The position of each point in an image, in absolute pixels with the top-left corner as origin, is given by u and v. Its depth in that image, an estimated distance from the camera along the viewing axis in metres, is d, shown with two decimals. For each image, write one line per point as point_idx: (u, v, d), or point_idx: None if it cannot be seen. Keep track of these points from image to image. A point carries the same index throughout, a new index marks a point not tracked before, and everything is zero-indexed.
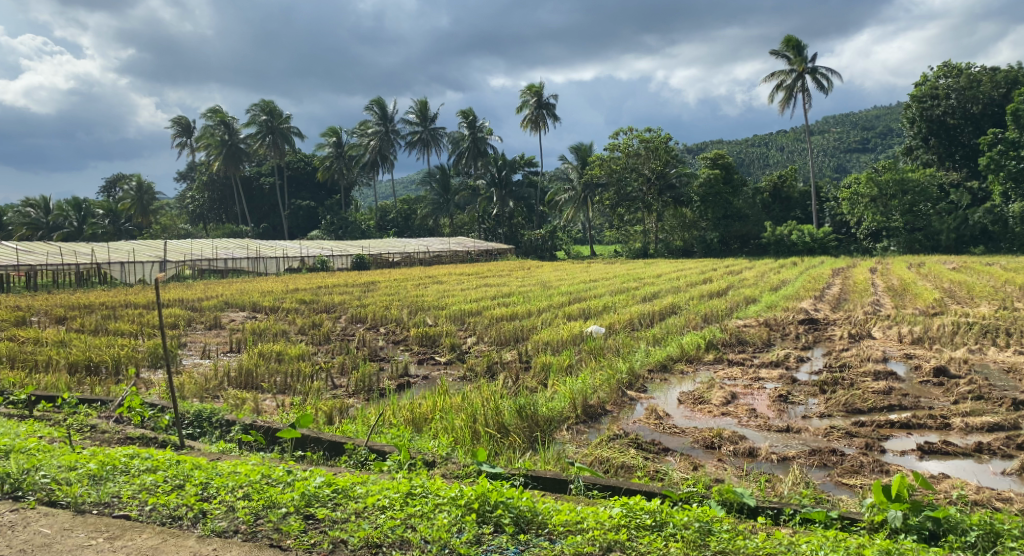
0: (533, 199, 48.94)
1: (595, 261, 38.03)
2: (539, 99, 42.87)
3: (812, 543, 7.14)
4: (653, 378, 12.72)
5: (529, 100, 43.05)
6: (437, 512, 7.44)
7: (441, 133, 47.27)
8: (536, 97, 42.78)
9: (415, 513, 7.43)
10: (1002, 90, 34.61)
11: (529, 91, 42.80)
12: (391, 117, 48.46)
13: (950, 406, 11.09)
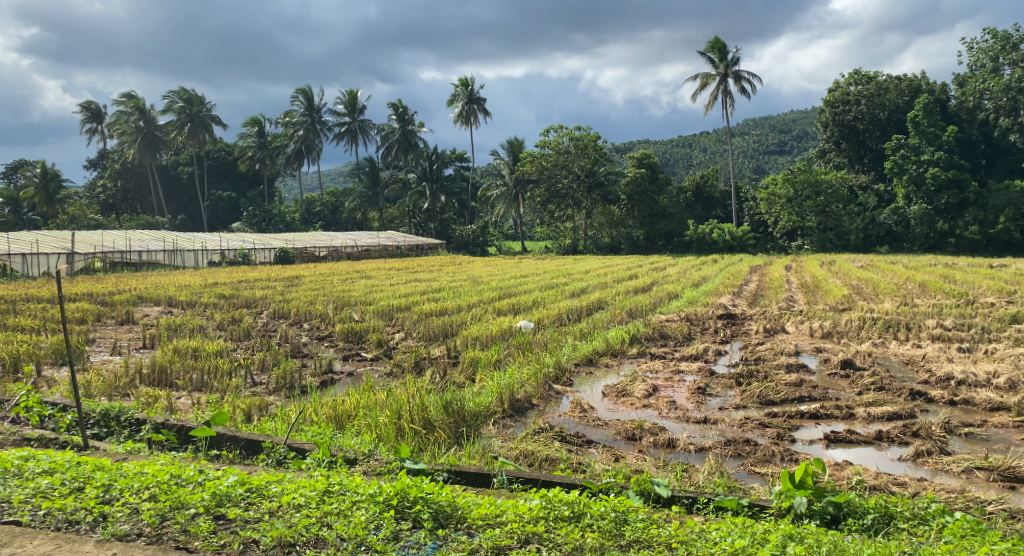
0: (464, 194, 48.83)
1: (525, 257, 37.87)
2: (469, 94, 42.69)
3: (721, 529, 7.37)
4: (579, 372, 12.91)
5: (460, 93, 42.86)
6: (355, 509, 7.40)
7: (369, 124, 46.73)
8: (467, 92, 42.68)
9: (332, 511, 7.38)
10: (906, 98, 36.32)
11: (460, 85, 42.58)
12: (317, 108, 47.45)
13: (855, 397, 11.60)
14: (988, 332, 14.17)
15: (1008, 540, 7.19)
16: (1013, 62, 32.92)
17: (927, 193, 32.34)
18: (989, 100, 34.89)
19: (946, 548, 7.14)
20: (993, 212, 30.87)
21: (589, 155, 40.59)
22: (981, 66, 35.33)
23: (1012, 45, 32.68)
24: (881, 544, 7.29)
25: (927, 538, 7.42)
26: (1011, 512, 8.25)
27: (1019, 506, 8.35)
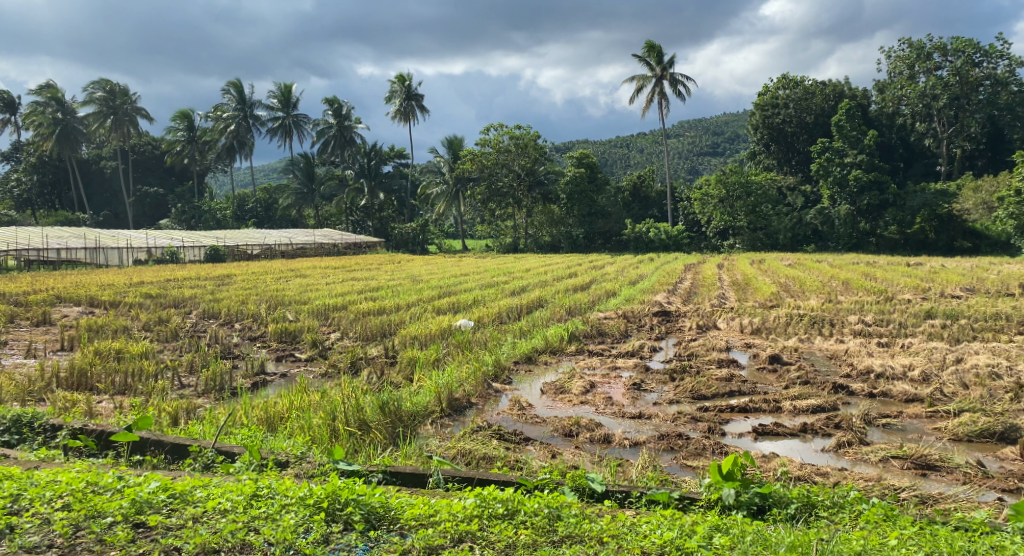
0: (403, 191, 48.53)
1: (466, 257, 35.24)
2: (407, 90, 42.39)
3: (651, 523, 7.49)
4: (518, 371, 12.90)
5: (397, 90, 42.50)
6: (284, 513, 7.31)
7: (303, 119, 45.96)
8: (404, 88, 42.28)
9: (260, 515, 7.27)
10: (832, 102, 37.51)
11: (396, 82, 42.22)
12: (249, 102, 46.56)
13: (782, 390, 11.94)
14: (905, 327, 14.73)
15: (920, 525, 7.46)
16: (927, 70, 34.26)
17: (849, 194, 33.43)
18: (907, 107, 35.69)
19: (863, 532, 7.38)
20: (910, 212, 32.12)
21: (529, 154, 40.37)
22: (899, 73, 35.90)
23: (927, 53, 33.94)
24: (801, 532, 7.46)
25: (846, 524, 7.67)
26: (922, 497, 8.59)
27: (931, 492, 8.69)
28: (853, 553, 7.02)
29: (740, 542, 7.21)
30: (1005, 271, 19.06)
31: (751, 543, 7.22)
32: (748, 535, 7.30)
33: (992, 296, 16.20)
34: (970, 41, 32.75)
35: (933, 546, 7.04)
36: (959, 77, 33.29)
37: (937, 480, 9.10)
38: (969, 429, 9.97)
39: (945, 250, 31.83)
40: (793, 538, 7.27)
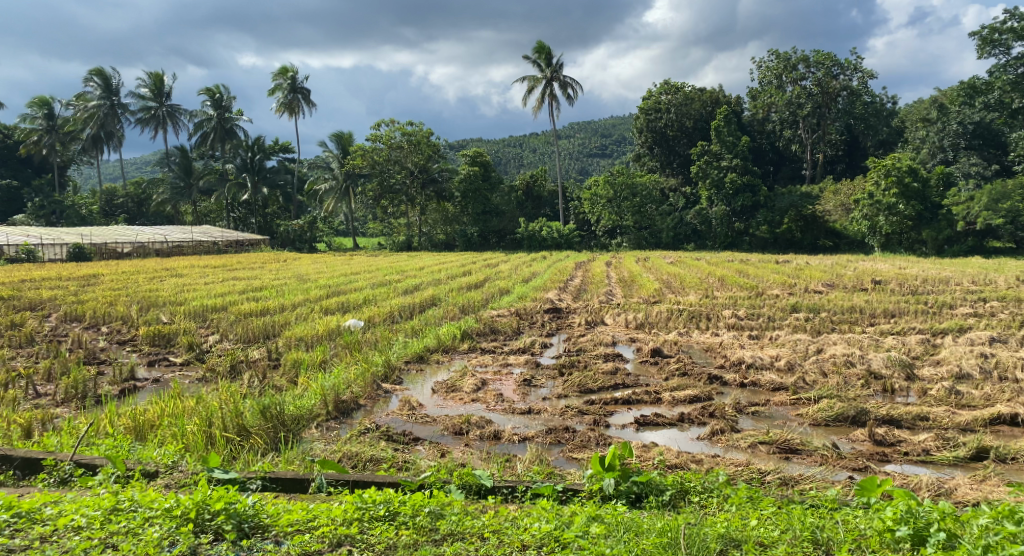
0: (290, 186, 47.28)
1: (355, 257, 34.01)
2: (292, 83, 41.40)
3: (531, 515, 7.70)
4: (408, 370, 12.84)
5: (281, 83, 41.50)
6: (147, 527, 7.23)
7: (178, 111, 44.21)
8: (291, 82, 41.34)
9: (118, 530, 7.18)
10: (708, 109, 39.37)
11: (280, 75, 41.20)
12: (115, 90, 44.03)
13: (662, 382, 12.45)
14: (773, 320, 15.63)
15: (780, 504, 7.92)
16: (794, 80, 36.22)
17: (726, 196, 34.97)
18: (776, 114, 37.47)
19: (727, 513, 7.82)
20: (779, 213, 34.05)
21: (422, 151, 39.94)
22: (768, 83, 37.61)
23: (792, 65, 35.90)
24: (671, 516, 7.78)
25: (714, 506, 8.05)
26: (784, 480, 9.19)
27: (793, 474, 9.28)
28: (718, 536, 7.43)
29: (615, 530, 7.51)
30: (861, 268, 20.49)
31: (624, 531, 7.51)
32: (621, 523, 7.59)
33: (850, 291, 17.37)
34: (829, 54, 34.81)
35: (790, 522, 7.51)
36: (820, 88, 35.34)
37: (798, 463, 9.70)
38: (827, 414, 10.62)
39: (810, 248, 33.75)
40: (664, 523, 7.60)
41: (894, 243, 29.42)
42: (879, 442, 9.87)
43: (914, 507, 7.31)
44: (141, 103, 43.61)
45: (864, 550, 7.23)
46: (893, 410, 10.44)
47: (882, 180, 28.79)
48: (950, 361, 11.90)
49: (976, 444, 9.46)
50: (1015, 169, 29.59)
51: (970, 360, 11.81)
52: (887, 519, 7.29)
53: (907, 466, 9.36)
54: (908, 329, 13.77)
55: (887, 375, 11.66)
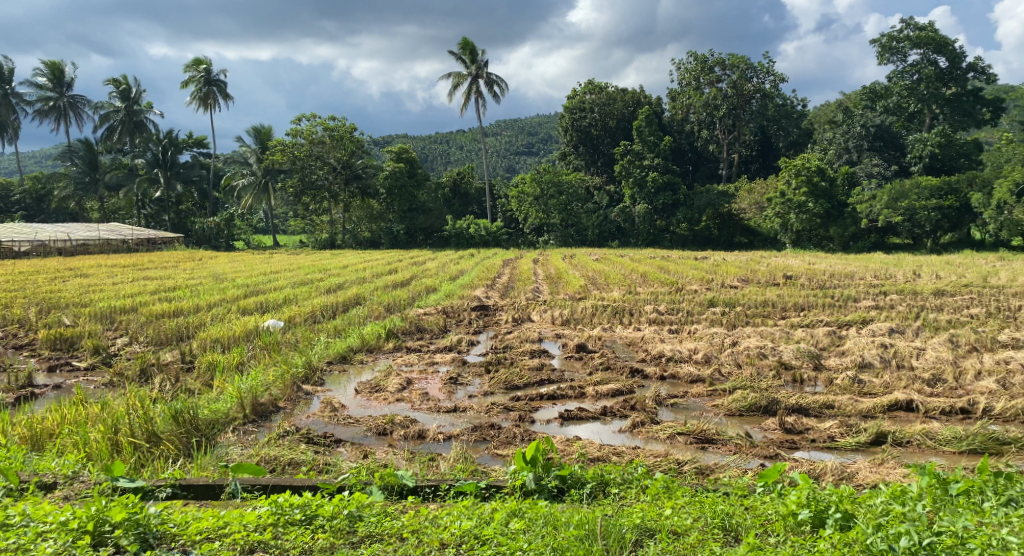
0: (205, 182, 46.05)
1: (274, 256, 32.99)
2: (207, 76, 40.14)
3: (451, 514, 7.81)
4: (331, 370, 12.71)
5: (196, 75, 40.14)
6: (40, 542, 7.14)
7: (80, 102, 42.58)
8: (204, 75, 39.93)
9: (11, 546, 7.09)
10: (631, 109, 40.10)
11: (195, 66, 39.85)
12: (9, 78, 42.08)
13: (586, 377, 12.69)
14: (692, 314, 16.11)
15: (692, 492, 8.20)
16: (710, 83, 37.22)
17: (648, 195, 35.62)
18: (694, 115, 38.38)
19: (641, 503, 8.08)
20: (697, 211, 35.02)
21: (345, 146, 39.21)
22: (687, 84, 38.47)
23: (709, 67, 36.87)
24: (588, 509, 7.98)
25: (631, 497, 8.28)
26: (700, 469, 9.53)
27: (709, 464, 9.63)
28: (634, 525, 7.67)
29: (533, 525, 7.67)
30: (773, 263, 21.27)
31: (543, 525, 7.68)
32: (540, 517, 7.76)
33: (763, 286, 18.01)
34: (744, 57, 35.94)
35: (701, 511, 7.79)
36: (735, 90, 36.50)
37: (714, 452, 10.06)
38: (741, 404, 11.04)
39: (725, 245, 35.36)
40: (581, 515, 7.80)
41: (804, 239, 30.66)
42: (789, 430, 10.32)
43: (815, 493, 7.67)
44: (40, 93, 41.72)
45: (769, 534, 7.55)
46: (801, 399, 10.92)
47: (792, 180, 29.83)
48: (853, 352, 12.51)
49: (875, 430, 9.97)
50: (912, 170, 31.09)
51: (871, 350, 12.44)
52: (790, 504, 7.64)
53: (815, 453, 9.81)
54: (816, 321, 14.41)
55: (796, 366, 12.20)
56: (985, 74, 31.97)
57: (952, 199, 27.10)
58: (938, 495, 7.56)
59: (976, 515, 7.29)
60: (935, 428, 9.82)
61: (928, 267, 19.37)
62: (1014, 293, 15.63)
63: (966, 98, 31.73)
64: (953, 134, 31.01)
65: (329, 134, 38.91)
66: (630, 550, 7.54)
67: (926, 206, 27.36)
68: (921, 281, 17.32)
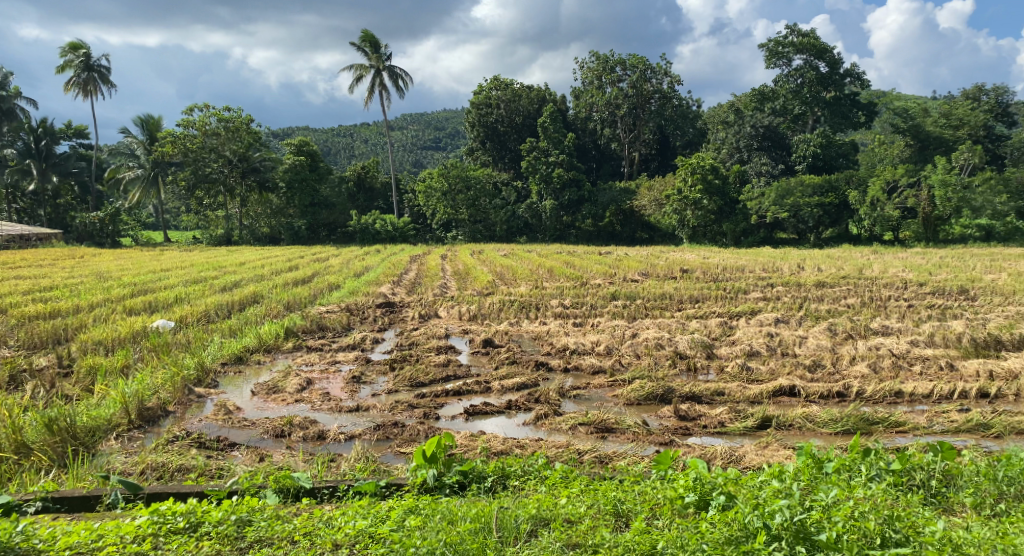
0: (84, 174, 43.94)
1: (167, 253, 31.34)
2: (85, 62, 37.71)
3: (346, 514, 7.85)
4: (226, 372, 12.42)
5: (73, 61, 37.61)
6: None
7: None
8: (83, 61, 37.53)
9: None
10: (536, 105, 40.69)
11: (73, 51, 37.28)
12: None
13: (492, 372, 12.86)
14: (595, 308, 16.51)
15: (587, 480, 8.46)
16: (612, 82, 37.95)
17: (553, 191, 35.98)
18: (597, 113, 39.03)
19: (538, 494, 8.29)
20: (602, 208, 36.24)
21: (242, 139, 36.11)
22: (589, 83, 39.07)
23: (611, 66, 37.58)
24: (485, 502, 8.14)
25: (530, 488, 8.47)
26: (599, 458, 9.83)
27: (607, 452, 9.95)
28: (530, 516, 7.88)
29: (429, 521, 7.75)
30: (671, 258, 21.95)
31: (438, 521, 7.77)
32: (436, 513, 7.85)
33: (662, 280, 18.58)
34: (643, 58, 36.87)
35: (595, 498, 8.05)
36: (636, 89, 37.29)
37: (613, 441, 10.39)
38: (638, 393, 11.42)
39: (628, 240, 36.18)
40: (477, 509, 7.95)
41: (699, 235, 31.59)
42: (683, 417, 10.75)
43: (702, 476, 8.03)
44: None
45: (657, 517, 7.89)
46: (694, 387, 11.39)
47: (689, 178, 30.70)
48: (742, 341, 13.10)
49: (761, 415, 10.50)
50: (797, 169, 32.56)
51: (758, 339, 13.08)
52: (678, 488, 7.98)
53: (706, 438, 10.27)
54: (708, 313, 15.01)
55: (690, 355, 12.71)
56: (859, 80, 33.96)
57: (833, 196, 29.05)
58: (813, 473, 8.10)
59: (844, 490, 7.85)
60: (813, 411, 10.44)
61: (812, 260, 20.42)
62: (886, 283, 16.68)
63: (844, 101, 33.33)
64: (833, 135, 32.84)
65: (223, 125, 35.65)
66: (525, 540, 7.75)
67: (810, 202, 29.01)
68: (804, 274, 18.24)
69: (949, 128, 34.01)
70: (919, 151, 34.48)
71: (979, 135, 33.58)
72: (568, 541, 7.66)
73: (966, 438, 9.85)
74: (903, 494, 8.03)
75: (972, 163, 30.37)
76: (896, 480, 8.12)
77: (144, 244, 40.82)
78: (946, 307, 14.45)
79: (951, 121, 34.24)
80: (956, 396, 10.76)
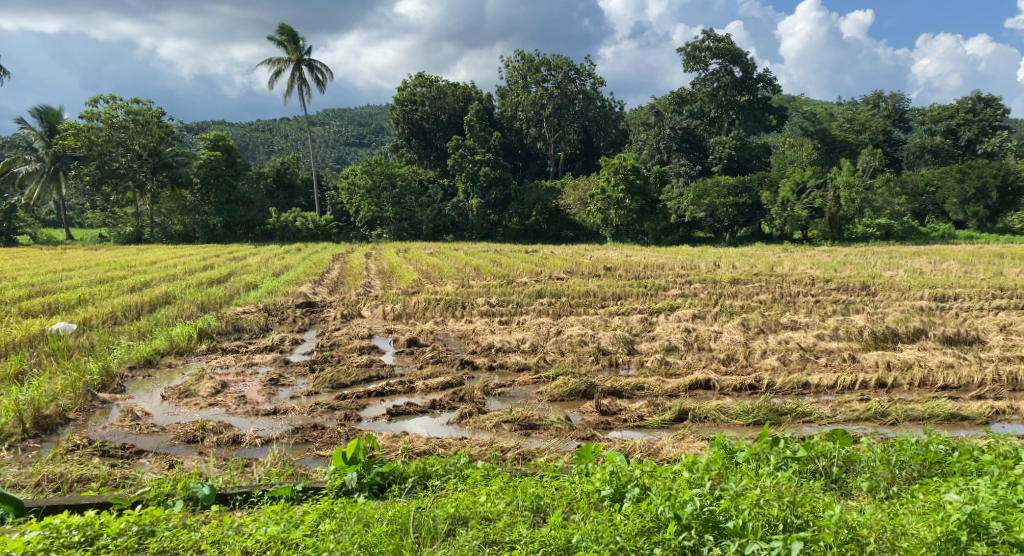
0: None
1: (67, 252, 29.64)
2: None
3: (258, 520, 7.65)
4: (134, 377, 11.94)
5: None
6: None
7: None
8: None
9: None
10: (461, 104, 40.96)
11: None
12: None
13: (416, 371, 12.70)
14: (520, 306, 16.52)
15: (506, 478, 8.39)
16: (537, 81, 38.08)
17: (480, 189, 35.81)
18: (522, 113, 39.10)
19: (457, 493, 8.20)
20: (528, 206, 36.38)
21: (153, 133, 35.02)
22: (514, 82, 39.08)
23: (536, 66, 37.73)
24: (403, 503, 8.03)
25: (449, 487, 8.39)
26: (522, 455, 9.80)
27: (529, 449, 9.93)
28: (448, 515, 7.79)
29: (344, 524, 7.61)
30: (595, 256, 22.14)
31: (354, 524, 7.63)
32: (351, 516, 7.71)
33: (586, 277, 18.75)
34: (567, 59, 37.19)
35: (513, 495, 8.02)
36: (560, 90, 37.65)
37: (536, 437, 10.38)
38: (562, 389, 11.44)
39: (554, 239, 36.28)
40: (393, 511, 7.83)
41: (622, 234, 31.75)
42: (604, 412, 10.83)
43: (618, 469, 8.13)
44: None
45: (573, 512, 7.90)
46: (615, 382, 11.50)
47: (611, 178, 30.90)
48: (662, 337, 13.30)
49: (678, 407, 10.65)
50: (714, 170, 33.31)
51: (677, 334, 13.29)
52: (595, 481, 8.05)
53: (626, 432, 10.36)
54: (630, 309, 15.20)
55: (613, 351, 12.83)
56: (772, 85, 34.77)
57: (747, 196, 29.89)
58: (725, 464, 8.29)
59: (752, 479, 8.04)
60: (727, 404, 10.65)
61: (727, 258, 20.92)
62: (795, 280, 17.20)
63: (756, 106, 34.54)
64: (746, 138, 33.77)
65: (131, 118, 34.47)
66: (441, 540, 7.66)
67: (725, 203, 29.76)
68: (720, 271, 18.63)
69: (852, 133, 35.98)
70: (826, 154, 35.97)
71: (878, 140, 35.70)
72: (485, 539, 7.61)
73: (865, 425, 10.19)
74: (807, 480, 8.28)
75: (871, 167, 32.48)
76: (801, 468, 8.39)
77: (44, 241, 38.04)
78: (849, 302, 14.98)
79: (853, 126, 36.48)
80: (857, 386, 11.13)
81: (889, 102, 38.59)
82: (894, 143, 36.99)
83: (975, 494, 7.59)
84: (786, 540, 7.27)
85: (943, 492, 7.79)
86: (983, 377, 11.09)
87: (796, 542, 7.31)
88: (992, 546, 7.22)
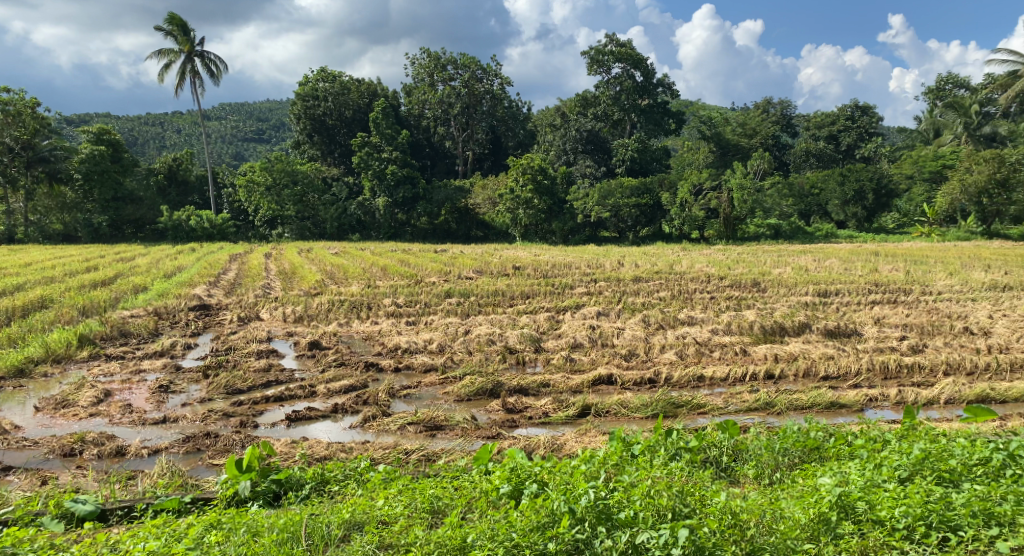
0: None
1: None
2: None
3: (137, 536, 7.18)
4: (3, 388, 11.17)
5: None
6: None
7: None
8: None
9: None
10: (366, 99, 40.17)
11: None
12: None
13: (318, 375, 12.24)
14: (428, 306, 16.22)
15: (405, 480, 8.11)
16: (444, 80, 37.77)
17: (387, 187, 35.16)
18: (429, 111, 38.58)
19: (354, 497, 7.89)
20: (437, 205, 36.11)
21: (25, 125, 32.17)
22: (421, 80, 38.47)
23: (442, 65, 37.45)
24: (295, 510, 7.68)
25: (347, 492, 8.07)
26: (426, 456, 9.56)
27: (433, 450, 9.69)
28: (342, 521, 7.49)
29: (231, 535, 7.24)
30: (503, 256, 22.05)
31: (241, 535, 7.26)
32: (240, 526, 7.33)
33: (494, 277, 18.60)
34: (475, 58, 37.09)
35: (411, 497, 7.77)
36: (466, 89, 37.49)
37: (441, 438, 10.15)
38: (468, 389, 11.25)
39: (463, 238, 36.62)
40: (284, 519, 7.47)
41: (530, 233, 31.50)
42: (510, 410, 10.69)
43: (518, 466, 8.05)
44: None
45: (472, 511, 7.70)
46: (521, 380, 11.35)
47: (519, 178, 30.48)
48: (567, 334, 13.28)
49: (582, 403, 10.62)
50: (617, 171, 33.79)
51: (581, 331, 13.29)
52: (494, 480, 7.90)
53: (532, 429, 10.25)
54: (538, 307, 15.15)
55: (520, 350, 12.71)
56: (671, 89, 35.54)
57: (647, 197, 30.54)
58: (622, 457, 8.31)
59: (644, 470, 8.05)
60: (627, 397, 10.69)
61: (629, 257, 21.15)
62: (693, 277, 17.52)
63: (656, 109, 35.47)
64: (647, 140, 34.46)
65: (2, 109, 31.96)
66: (334, 546, 7.36)
67: (628, 203, 30.54)
68: (623, 270, 18.79)
69: (745, 136, 37.14)
70: (721, 157, 36.68)
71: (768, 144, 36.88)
72: (379, 543, 7.34)
73: (755, 415, 10.38)
74: (698, 469, 8.35)
75: (762, 168, 33.69)
76: (693, 458, 8.47)
77: None
78: (742, 298, 15.31)
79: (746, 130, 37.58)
80: (748, 378, 11.33)
81: (778, 108, 40.01)
82: (784, 147, 38.43)
83: (846, 476, 7.80)
84: (673, 528, 7.24)
85: (818, 476, 7.95)
86: (860, 366, 11.48)
87: (682, 528, 7.30)
88: (857, 525, 7.41)
